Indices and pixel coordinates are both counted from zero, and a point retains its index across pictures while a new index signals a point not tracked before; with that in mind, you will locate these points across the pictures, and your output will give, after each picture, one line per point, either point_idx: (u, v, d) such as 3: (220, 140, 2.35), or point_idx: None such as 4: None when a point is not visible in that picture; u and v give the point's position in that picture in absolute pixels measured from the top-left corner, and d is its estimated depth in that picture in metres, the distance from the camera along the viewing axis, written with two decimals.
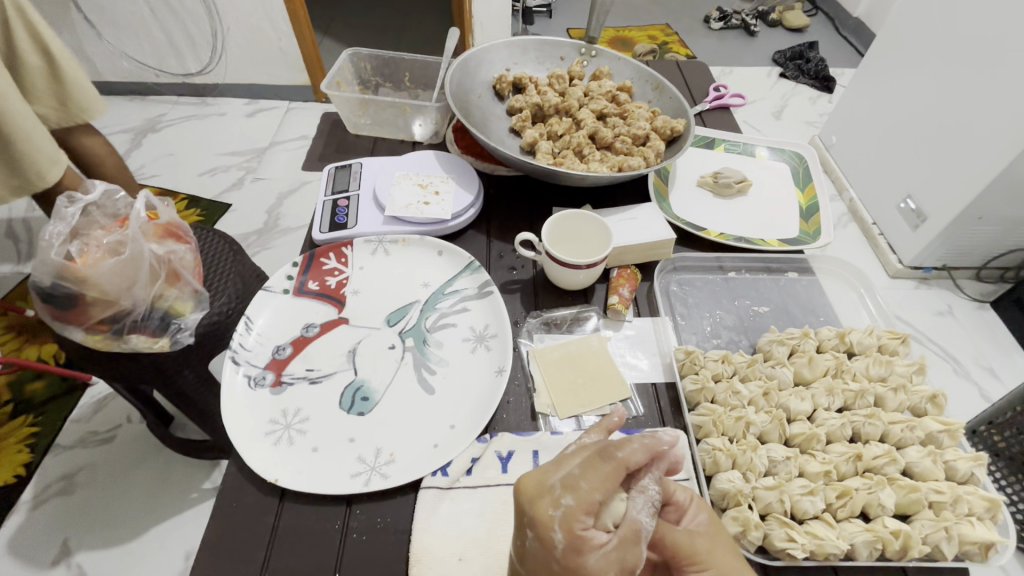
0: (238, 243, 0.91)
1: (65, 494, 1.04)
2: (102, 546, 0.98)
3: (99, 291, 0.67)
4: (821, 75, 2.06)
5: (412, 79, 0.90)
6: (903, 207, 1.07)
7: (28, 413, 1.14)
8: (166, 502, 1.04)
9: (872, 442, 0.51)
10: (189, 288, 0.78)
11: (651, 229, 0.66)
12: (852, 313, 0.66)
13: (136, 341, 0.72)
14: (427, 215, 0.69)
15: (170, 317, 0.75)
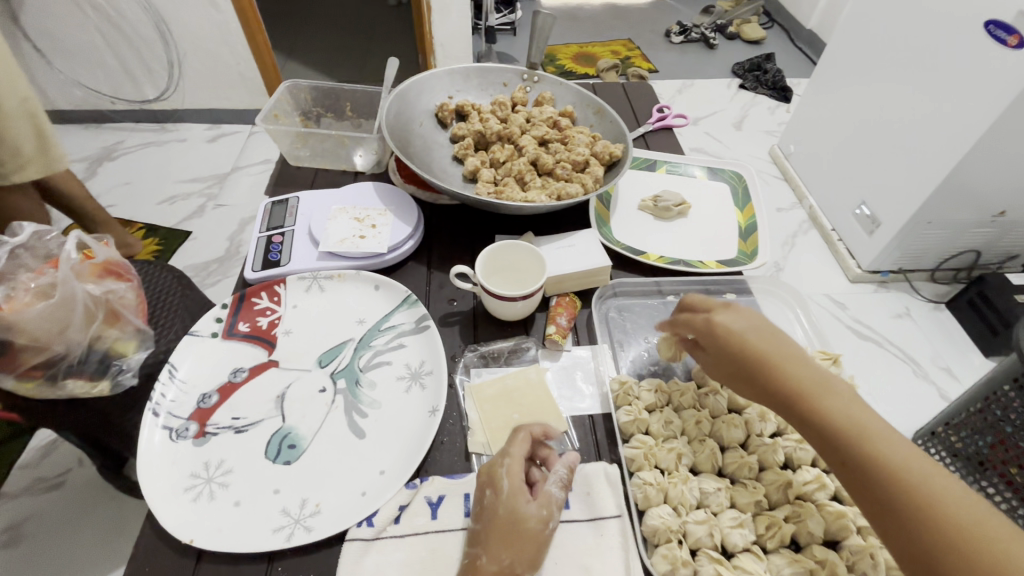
0: (188, 278, 0.89)
1: (8, 547, 0.98)
2: None
3: (30, 338, 0.63)
4: (777, 85, 2.11)
5: (354, 109, 0.90)
6: (858, 213, 1.01)
7: None
8: (117, 549, 0.98)
9: (803, 467, 0.51)
10: (131, 327, 0.75)
11: (588, 256, 0.66)
12: (788, 332, 0.67)
13: (73, 386, 0.68)
14: (363, 249, 0.67)
15: (111, 359, 0.72)
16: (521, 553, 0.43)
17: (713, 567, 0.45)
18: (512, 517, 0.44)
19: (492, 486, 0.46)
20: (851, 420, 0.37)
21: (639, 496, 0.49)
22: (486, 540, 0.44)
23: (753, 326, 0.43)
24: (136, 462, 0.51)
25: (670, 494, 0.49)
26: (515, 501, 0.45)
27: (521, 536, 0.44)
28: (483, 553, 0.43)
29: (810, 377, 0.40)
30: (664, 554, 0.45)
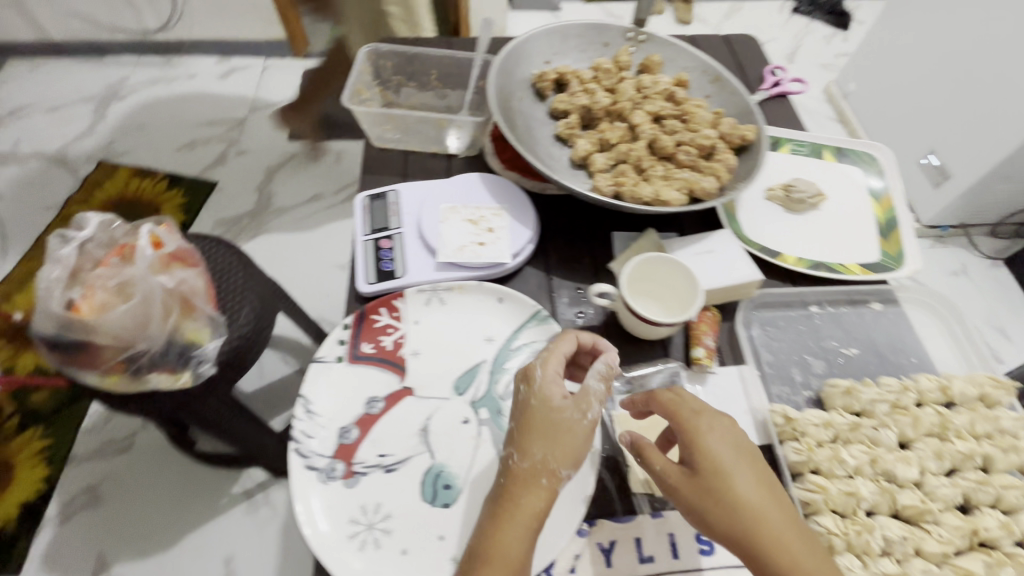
0: (245, 254, 0.92)
1: (93, 506, 1.08)
2: (140, 556, 1.04)
3: (114, 338, 0.60)
4: (834, 8, 1.86)
5: (439, 78, 0.79)
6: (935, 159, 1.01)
7: (36, 426, 1.15)
8: (198, 509, 1.09)
9: (984, 511, 0.50)
10: (203, 315, 0.73)
11: (734, 267, 0.60)
12: (937, 345, 0.61)
13: (159, 380, 0.66)
14: (484, 259, 0.62)
15: (189, 349, 0.70)
16: (558, 450, 0.45)
17: None
18: (548, 410, 0.47)
19: (526, 380, 0.49)
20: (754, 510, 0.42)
21: (822, 544, 0.47)
22: (522, 441, 0.46)
23: (754, 465, 0.43)
24: (296, 512, 0.48)
25: (854, 544, 0.47)
26: (548, 396, 0.47)
27: (558, 430, 0.46)
28: (517, 450, 0.46)
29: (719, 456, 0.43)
30: None
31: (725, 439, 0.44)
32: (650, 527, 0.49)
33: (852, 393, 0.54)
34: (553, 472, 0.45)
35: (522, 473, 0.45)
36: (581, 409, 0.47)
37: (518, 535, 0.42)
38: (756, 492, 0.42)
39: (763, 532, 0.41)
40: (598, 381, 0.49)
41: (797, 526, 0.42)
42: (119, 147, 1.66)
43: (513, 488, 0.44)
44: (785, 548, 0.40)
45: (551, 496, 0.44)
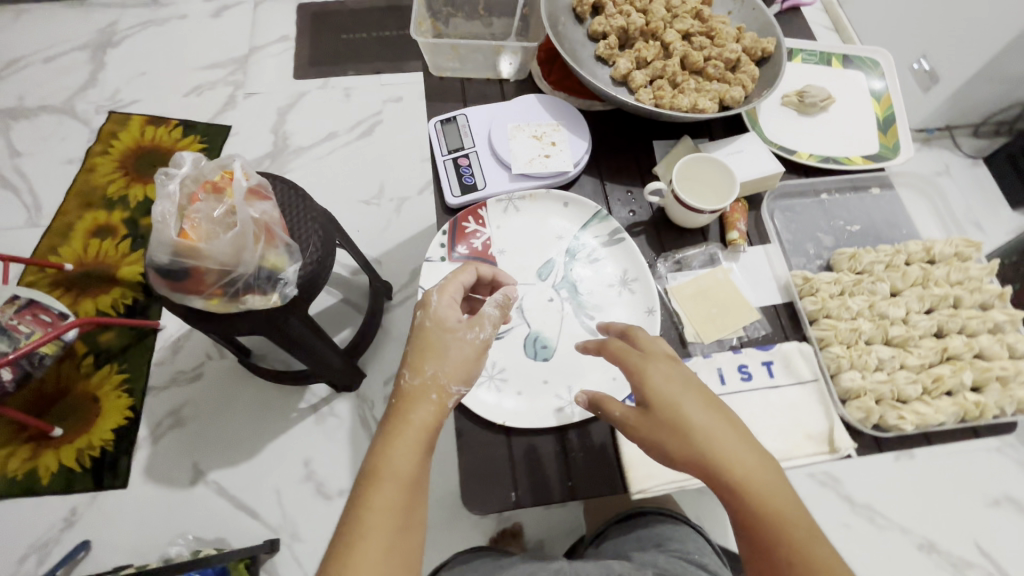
0: (303, 188, 1.12)
1: (179, 427, 1.32)
2: (229, 465, 1.29)
3: (220, 261, 0.86)
4: None
5: (486, 7, 0.86)
6: (917, 68, 1.26)
7: (113, 362, 1.38)
8: (271, 422, 1.34)
9: (954, 335, 0.65)
10: (281, 244, 0.98)
11: (760, 162, 0.72)
12: (922, 220, 0.76)
13: (252, 299, 0.94)
14: (552, 168, 0.73)
15: (275, 274, 0.97)
16: (446, 370, 0.57)
17: (895, 412, 0.60)
18: (438, 334, 0.58)
19: (424, 306, 0.61)
20: (705, 443, 0.50)
21: (832, 365, 0.63)
22: (414, 364, 0.57)
23: (700, 401, 0.52)
24: None
25: (856, 362, 0.63)
26: (440, 321, 0.59)
27: (447, 351, 0.58)
28: (411, 370, 0.57)
29: (671, 403, 0.52)
30: (859, 406, 0.61)
31: (665, 367, 0.54)
32: (703, 364, 0.65)
33: (856, 258, 0.69)
34: (443, 387, 0.56)
35: (413, 391, 0.56)
36: (472, 332, 0.59)
37: (407, 447, 0.53)
38: (697, 407, 0.52)
39: (703, 437, 0.51)
40: (491, 311, 0.60)
41: (735, 431, 0.52)
42: (126, 96, 1.87)
43: (406, 400, 0.55)
44: (726, 449, 0.50)
45: (440, 409, 0.56)
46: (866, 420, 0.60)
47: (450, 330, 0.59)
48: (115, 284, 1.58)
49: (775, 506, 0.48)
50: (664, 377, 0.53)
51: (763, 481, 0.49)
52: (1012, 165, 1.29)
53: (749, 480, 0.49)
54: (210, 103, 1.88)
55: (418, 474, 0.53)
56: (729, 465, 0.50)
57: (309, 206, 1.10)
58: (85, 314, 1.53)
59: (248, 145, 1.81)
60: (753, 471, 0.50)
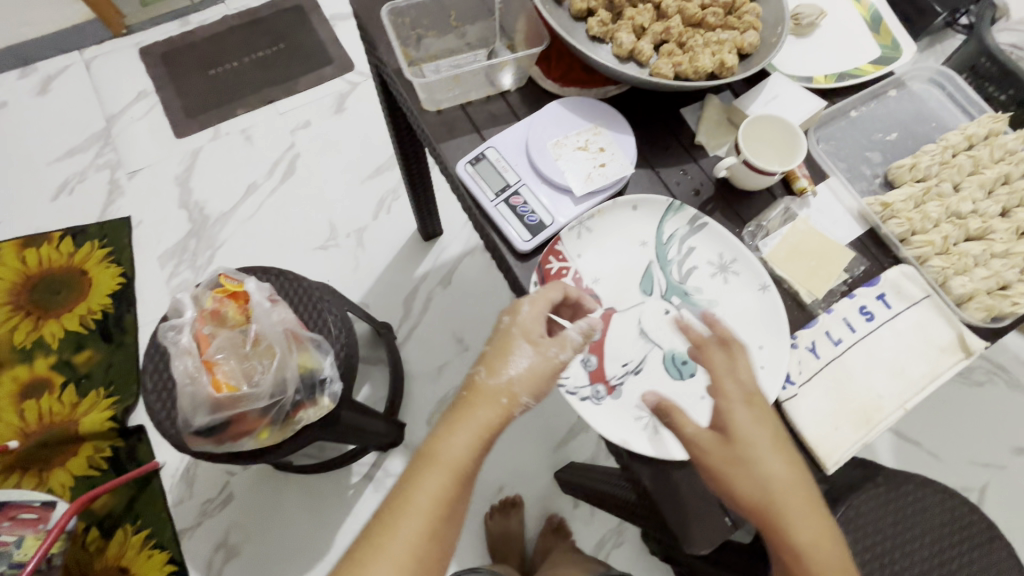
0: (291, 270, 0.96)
1: (236, 556, 1.19)
2: (307, 570, 1.18)
3: (265, 395, 0.76)
4: None
5: (459, 18, 0.78)
6: None
7: (125, 523, 1.19)
8: (331, 510, 1.23)
9: (1017, 211, 0.70)
10: (312, 342, 0.86)
11: (799, 103, 0.72)
12: (942, 107, 0.78)
13: (306, 416, 0.83)
14: (611, 176, 0.68)
15: (317, 379, 0.85)
16: (523, 382, 0.57)
17: (1008, 300, 0.64)
18: (521, 341, 0.58)
19: (512, 312, 0.60)
20: (776, 489, 0.53)
21: (938, 277, 0.67)
22: (490, 365, 0.58)
23: (778, 450, 0.54)
24: (596, 432, 0.59)
25: (958, 268, 0.66)
26: (522, 338, 0.59)
27: (525, 367, 0.58)
28: (486, 370, 0.59)
29: (756, 446, 0.54)
30: (978, 307, 0.65)
31: (752, 411, 0.55)
32: (831, 320, 0.65)
33: (914, 167, 0.72)
34: (514, 396, 0.57)
35: (482, 388, 0.58)
36: (555, 351, 0.58)
37: (464, 438, 0.56)
38: (777, 457, 0.54)
39: (777, 487, 0.53)
40: (573, 333, 0.59)
41: (802, 487, 0.54)
42: None
43: (476, 397, 0.58)
44: (791, 505, 0.53)
45: (505, 414, 0.57)
46: (987, 317, 0.65)
47: (534, 342, 0.59)
48: (80, 442, 1.28)
49: (812, 565, 0.52)
50: (751, 418, 0.55)
51: (811, 545, 0.52)
52: None
53: (801, 539, 0.52)
54: (88, 198, 1.55)
55: (468, 466, 0.56)
56: (789, 518, 0.52)
57: (309, 289, 0.95)
58: (61, 486, 1.25)
59: (159, 229, 1.52)
60: (807, 534, 0.53)
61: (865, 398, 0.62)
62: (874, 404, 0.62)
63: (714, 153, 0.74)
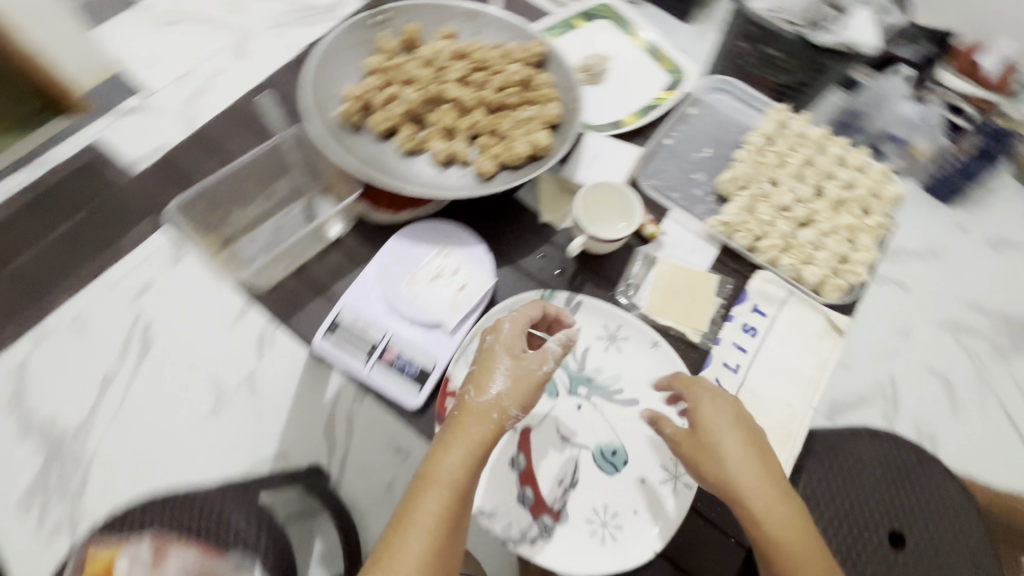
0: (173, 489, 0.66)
1: None
2: None
3: None
4: None
5: (258, 181, 0.70)
6: None
7: None
8: None
9: (827, 186, 0.78)
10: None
11: (618, 158, 0.76)
12: (735, 111, 0.86)
13: None
14: (476, 295, 0.65)
15: None
16: (511, 391, 0.55)
17: (851, 272, 0.71)
18: (506, 356, 0.57)
19: (493, 331, 0.59)
20: (736, 475, 0.53)
21: (791, 273, 0.72)
22: (479, 381, 0.56)
23: (738, 436, 0.54)
24: (557, 571, 0.56)
25: (804, 258, 0.72)
26: (507, 355, 0.57)
27: (516, 377, 0.56)
28: (475, 387, 0.56)
29: (716, 434, 0.55)
30: (832, 287, 0.70)
31: (719, 404, 0.56)
32: (723, 350, 0.68)
33: (734, 178, 0.77)
34: (504, 409, 0.54)
35: (472, 406, 0.54)
36: (537, 364, 0.57)
37: (459, 454, 0.51)
38: (737, 443, 0.54)
39: (746, 469, 0.53)
40: (555, 345, 0.58)
41: (773, 481, 0.53)
42: None
43: (466, 415, 0.54)
44: (755, 493, 0.52)
45: (496, 429, 0.53)
46: (842, 294, 0.71)
47: (515, 357, 0.58)
48: None
49: (779, 557, 0.51)
50: (715, 407, 0.56)
51: (784, 533, 0.51)
52: None
53: (775, 532, 0.51)
54: None
55: (466, 483, 0.51)
56: (757, 503, 0.52)
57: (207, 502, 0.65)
58: None
59: None
60: (779, 528, 0.51)
61: (778, 413, 0.65)
62: (786, 417, 0.65)
63: (562, 226, 0.74)
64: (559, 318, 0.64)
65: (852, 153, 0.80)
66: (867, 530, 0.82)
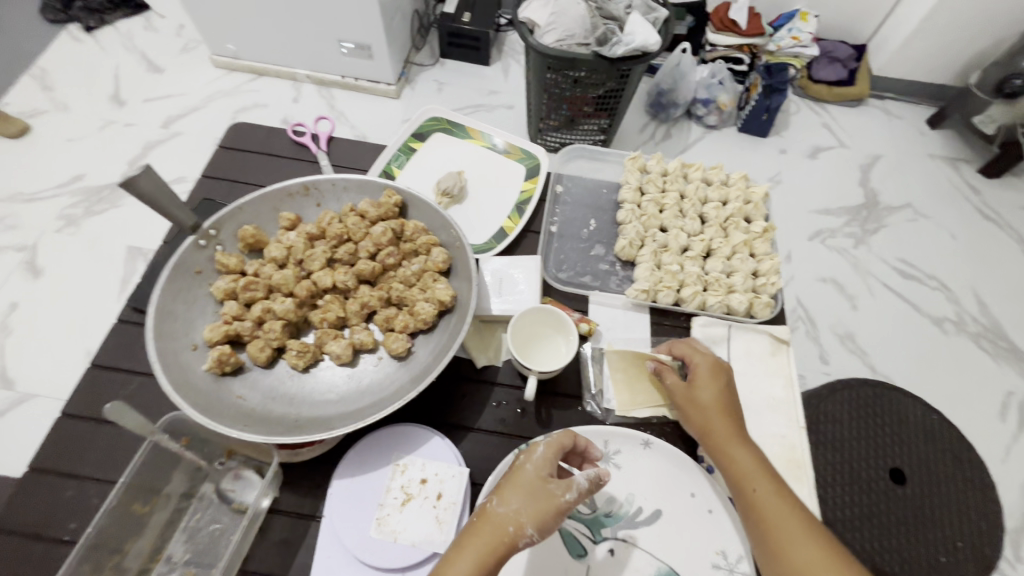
0: None
1: None
2: None
3: None
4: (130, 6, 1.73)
5: (144, 500, 0.55)
6: (348, 49, 1.46)
7: None
8: None
9: (707, 211, 0.82)
10: None
11: (520, 272, 0.73)
12: (595, 172, 0.88)
13: None
14: (457, 498, 0.57)
15: None
16: (531, 508, 0.52)
17: (768, 284, 0.74)
18: (531, 478, 0.54)
19: (527, 451, 0.56)
20: (709, 426, 0.61)
21: (721, 308, 0.74)
22: (505, 492, 0.53)
23: (718, 388, 0.62)
24: None
25: (725, 290, 0.74)
26: (535, 477, 0.54)
27: (538, 495, 0.53)
28: (499, 499, 0.53)
29: (704, 391, 0.62)
30: (761, 305, 0.73)
31: (708, 371, 0.63)
32: None
33: (630, 241, 0.78)
34: (519, 526, 0.51)
35: (491, 516, 0.51)
36: (561, 491, 0.53)
37: (471, 559, 0.49)
38: (712, 396, 0.62)
39: (731, 432, 0.60)
40: (583, 478, 0.54)
41: (740, 431, 0.60)
42: None
43: (481, 526, 0.51)
44: (726, 441, 0.59)
45: (509, 546, 0.50)
46: (770, 306, 0.74)
47: (543, 478, 0.54)
48: None
49: (751, 488, 0.57)
50: (705, 366, 0.64)
51: (757, 475, 0.57)
52: (471, 49, 1.68)
53: (747, 470, 0.58)
54: None
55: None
56: (726, 445, 0.59)
57: None
58: None
59: None
60: (751, 470, 0.58)
61: (780, 448, 0.66)
62: (787, 449, 0.66)
63: (501, 363, 0.69)
64: (588, 449, 0.60)
65: (710, 171, 0.85)
66: (873, 478, 0.87)
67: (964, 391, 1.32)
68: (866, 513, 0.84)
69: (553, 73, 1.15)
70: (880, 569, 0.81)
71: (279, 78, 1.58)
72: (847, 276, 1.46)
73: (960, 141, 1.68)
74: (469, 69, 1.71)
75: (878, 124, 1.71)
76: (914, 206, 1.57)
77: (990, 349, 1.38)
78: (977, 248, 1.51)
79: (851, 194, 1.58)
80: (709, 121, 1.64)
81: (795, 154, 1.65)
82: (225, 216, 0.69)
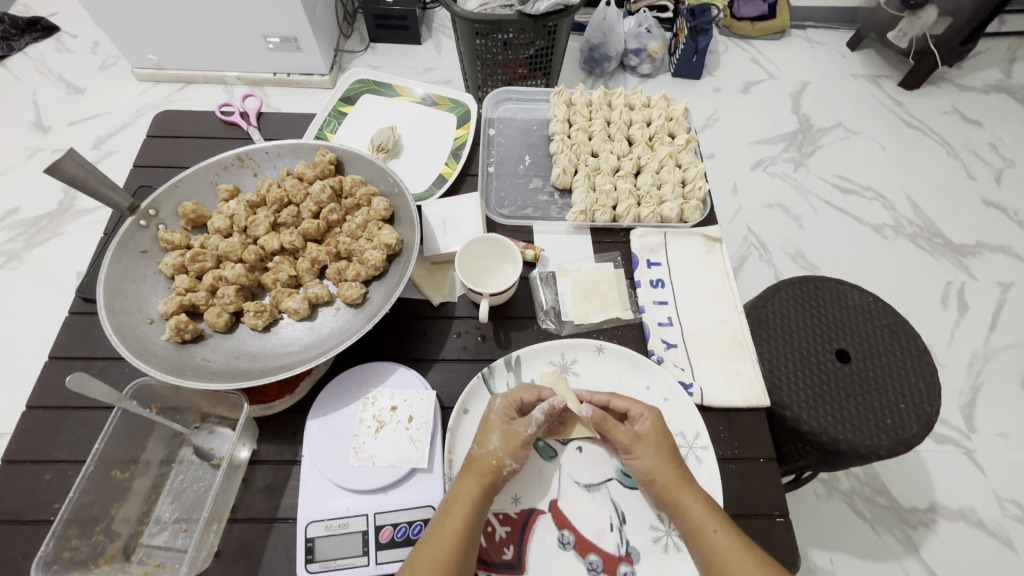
0: None
1: None
2: None
3: None
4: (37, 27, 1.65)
5: (121, 468, 0.57)
6: (275, 44, 1.43)
7: None
8: None
9: (633, 134, 0.86)
10: None
11: (464, 212, 0.76)
12: (526, 113, 0.91)
13: None
14: (426, 419, 0.61)
15: None
16: (505, 443, 0.57)
17: (695, 189, 0.79)
18: (498, 424, 0.59)
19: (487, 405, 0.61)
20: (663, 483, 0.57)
21: (656, 217, 0.78)
22: (481, 438, 0.58)
23: (661, 447, 0.59)
24: None
25: (657, 201, 0.79)
26: (500, 421, 0.59)
27: (506, 432, 0.58)
28: (478, 444, 0.58)
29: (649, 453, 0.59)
30: (690, 209, 0.78)
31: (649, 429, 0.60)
32: (651, 312, 0.72)
33: (563, 169, 0.81)
34: (500, 459, 0.56)
35: (475, 457, 0.57)
36: (522, 427, 0.58)
37: (473, 484, 0.55)
38: (653, 458, 0.58)
39: (681, 484, 0.57)
40: (540, 412, 0.59)
41: (686, 478, 0.58)
42: None
43: (468, 469, 0.56)
44: (677, 490, 0.56)
45: (495, 477, 0.56)
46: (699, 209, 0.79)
47: (506, 422, 0.59)
48: None
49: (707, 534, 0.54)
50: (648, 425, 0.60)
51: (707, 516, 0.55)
52: (400, 29, 1.67)
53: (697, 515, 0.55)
54: None
55: (475, 516, 0.53)
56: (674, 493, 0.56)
57: None
58: None
59: None
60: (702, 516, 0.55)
61: (722, 332, 0.71)
62: (730, 332, 0.71)
63: (457, 297, 0.72)
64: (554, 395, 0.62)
65: (632, 96, 0.90)
66: (821, 361, 0.94)
67: (909, 287, 1.41)
68: (819, 393, 0.90)
69: (482, 39, 1.16)
70: (837, 440, 0.87)
71: (211, 83, 1.54)
72: (791, 198, 1.54)
73: (879, 59, 1.77)
74: (402, 53, 1.70)
75: (802, 53, 1.78)
76: (845, 124, 1.65)
77: (928, 246, 1.47)
78: (906, 156, 1.60)
79: (785, 122, 1.65)
80: (644, 69, 1.68)
81: (731, 90, 1.70)
82: (163, 196, 0.70)
